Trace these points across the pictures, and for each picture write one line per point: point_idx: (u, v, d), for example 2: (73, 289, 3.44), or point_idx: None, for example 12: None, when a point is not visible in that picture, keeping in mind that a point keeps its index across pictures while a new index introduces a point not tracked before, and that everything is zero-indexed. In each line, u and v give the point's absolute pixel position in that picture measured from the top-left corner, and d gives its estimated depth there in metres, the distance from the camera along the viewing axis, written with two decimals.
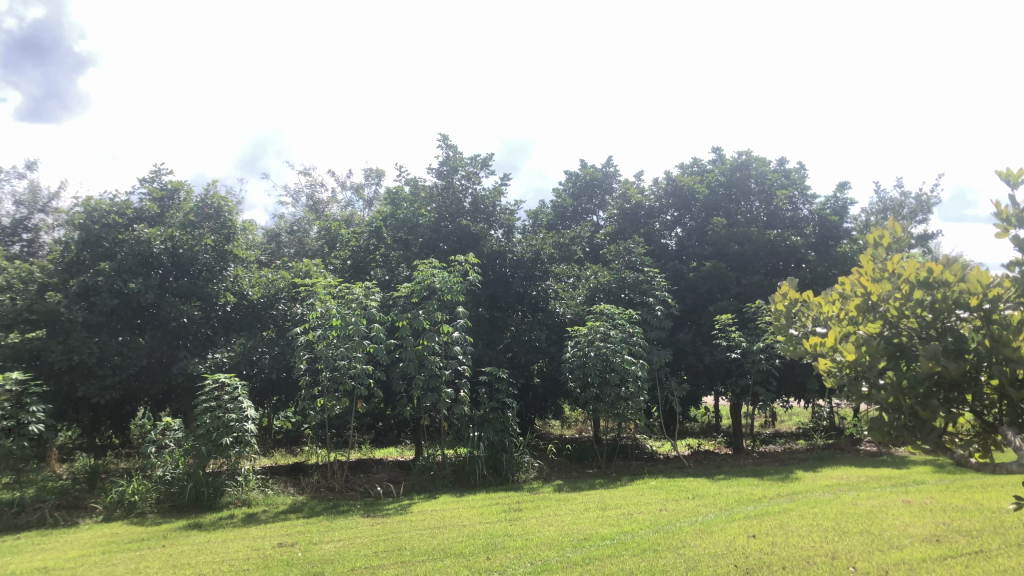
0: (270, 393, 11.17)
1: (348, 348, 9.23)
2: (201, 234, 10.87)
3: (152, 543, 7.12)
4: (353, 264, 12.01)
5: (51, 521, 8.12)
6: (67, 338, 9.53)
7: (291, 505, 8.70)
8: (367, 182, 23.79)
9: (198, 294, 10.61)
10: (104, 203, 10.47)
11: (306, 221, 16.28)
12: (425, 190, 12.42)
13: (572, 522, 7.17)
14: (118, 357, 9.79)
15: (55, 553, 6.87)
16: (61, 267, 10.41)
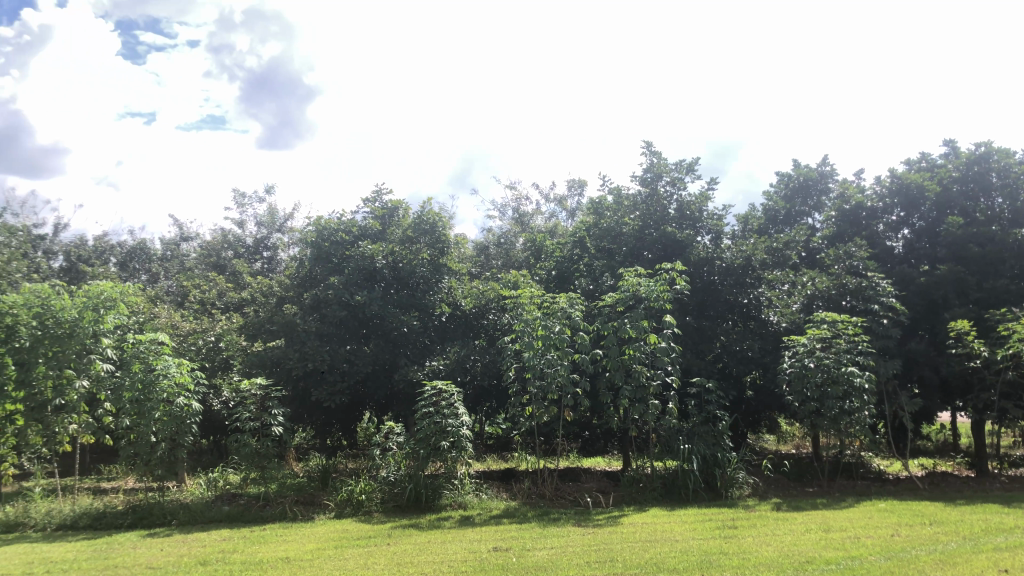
0: (483, 399, 11.53)
1: (556, 358, 9.35)
2: (418, 249, 11.39)
3: (378, 541, 7.58)
4: (557, 274, 12.33)
5: (291, 515, 8.85)
6: (302, 347, 10.44)
7: (505, 510, 8.91)
8: (570, 193, 24.05)
9: (417, 306, 11.17)
10: (332, 222, 11.45)
11: (512, 234, 16.70)
12: (628, 199, 12.27)
13: (792, 543, 6.79)
14: (347, 365, 10.53)
15: (295, 544, 7.48)
16: (297, 282, 11.67)
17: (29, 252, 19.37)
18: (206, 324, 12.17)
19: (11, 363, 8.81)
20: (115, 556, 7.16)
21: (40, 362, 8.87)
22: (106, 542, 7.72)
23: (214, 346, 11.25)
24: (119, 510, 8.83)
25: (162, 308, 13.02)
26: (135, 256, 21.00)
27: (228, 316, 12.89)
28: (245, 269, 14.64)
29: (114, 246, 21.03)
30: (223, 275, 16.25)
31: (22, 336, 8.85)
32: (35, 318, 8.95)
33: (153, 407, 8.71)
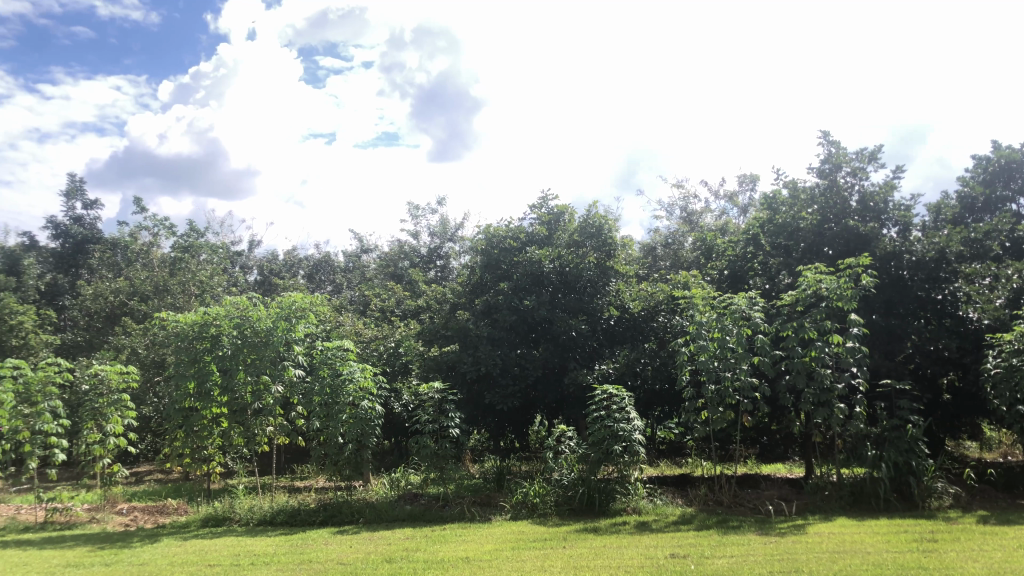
0: (654, 403, 11.34)
1: (732, 361, 9.04)
2: (585, 253, 11.33)
3: (555, 543, 7.63)
4: (730, 274, 11.99)
5: (469, 515, 9.09)
6: (476, 351, 10.74)
7: (681, 516, 8.70)
8: (740, 189, 23.27)
9: (584, 310, 11.14)
10: (500, 230, 11.69)
11: (680, 233, 16.36)
12: (805, 192, 11.69)
13: (1003, 560, 6.19)
14: (518, 369, 10.72)
15: (474, 544, 7.67)
16: (468, 289, 12.11)
17: (229, 268, 21.16)
18: (386, 331, 12.80)
19: (215, 369, 9.61)
20: (309, 550, 7.63)
21: (241, 369, 9.59)
22: (301, 538, 8.26)
23: (395, 352, 11.86)
24: (311, 507, 9.42)
25: (346, 316, 13.80)
26: (320, 269, 22.41)
27: (406, 322, 13.45)
28: (420, 277, 15.23)
29: (302, 260, 22.57)
30: (400, 284, 17.04)
31: (225, 345, 9.61)
32: (235, 328, 9.72)
33: (340, 410, 9.21)
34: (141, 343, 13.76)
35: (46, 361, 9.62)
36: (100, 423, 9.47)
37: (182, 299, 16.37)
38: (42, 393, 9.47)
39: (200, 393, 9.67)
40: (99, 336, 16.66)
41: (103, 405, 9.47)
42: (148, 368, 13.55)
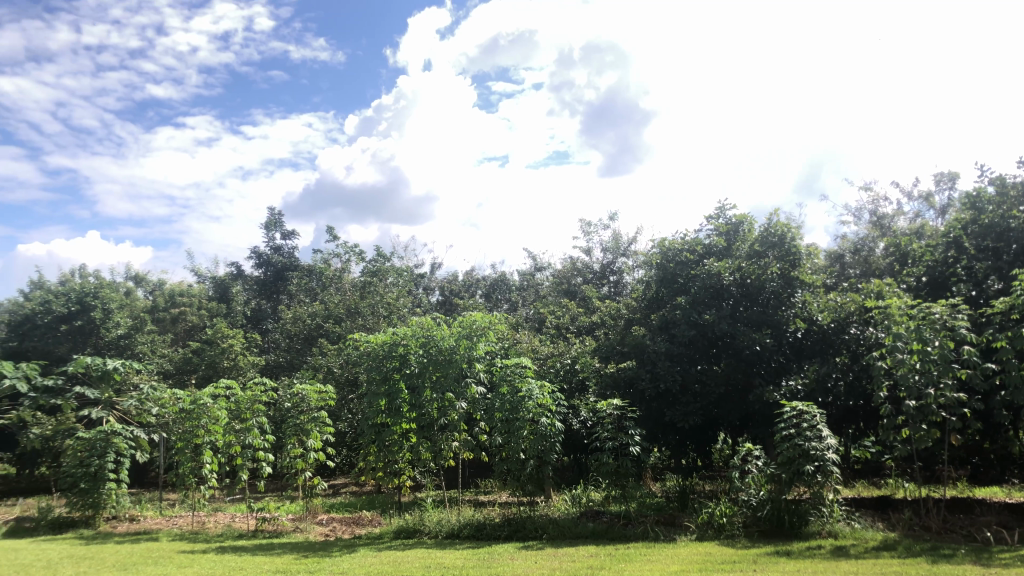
0: (847, 421, 10.71)
1: (936, 374, 8.34)
2: (767, 262, 10.82)
3: (744, 566, 7.33)
4: (930, 281, 11.20)
5: (653, 535, 8.92)
6: (654, 367, 10.68)
7: (883, 542, 8.11)
8: (937, 189, 21.62)
9: (768, 322, 10.56)
10: (676, 242, 11.57)
11: (871, 239, 15.39)
12: (1015, 188, 10.66)
13: None
14: (699, 385, 10.52)
15: (660, 565, 7.51)
16: (645, 304, 12.04)
17: (412, 290, 22.14)
18: (563, 348, 12.91)
19: (403, 387, 10.05)
20: (496, 565, 7.77)
21: (428, 386, 9.97)
22: (487, 552, 8.43)
23: (572, 368, 11.93)
24: (496, 522, 9.60)
25: (523, 334, 14.05)
26: (497, 287, 22.95)
27: (582, 339, 13.49)
28: (595, 294, 15.24)
29: (480, 279, 23.25)
30: (576, 301, 17.14)
31: (413, 363, 10.06)
32: (422, 347, 10.15)
33: (520, 426, 9.33)
34: (336, 362, 14.70)
35: (254, 381, 10.40)
36: (302, 439, 10.12)
37: (371, 320, 17.28)
38: (250, 410, 10.21)
39: (390, 410, 10.15)
40: (298, 356, 17.94)
41: (304, 421, 10.13)
42: (343, 386, 14.43)
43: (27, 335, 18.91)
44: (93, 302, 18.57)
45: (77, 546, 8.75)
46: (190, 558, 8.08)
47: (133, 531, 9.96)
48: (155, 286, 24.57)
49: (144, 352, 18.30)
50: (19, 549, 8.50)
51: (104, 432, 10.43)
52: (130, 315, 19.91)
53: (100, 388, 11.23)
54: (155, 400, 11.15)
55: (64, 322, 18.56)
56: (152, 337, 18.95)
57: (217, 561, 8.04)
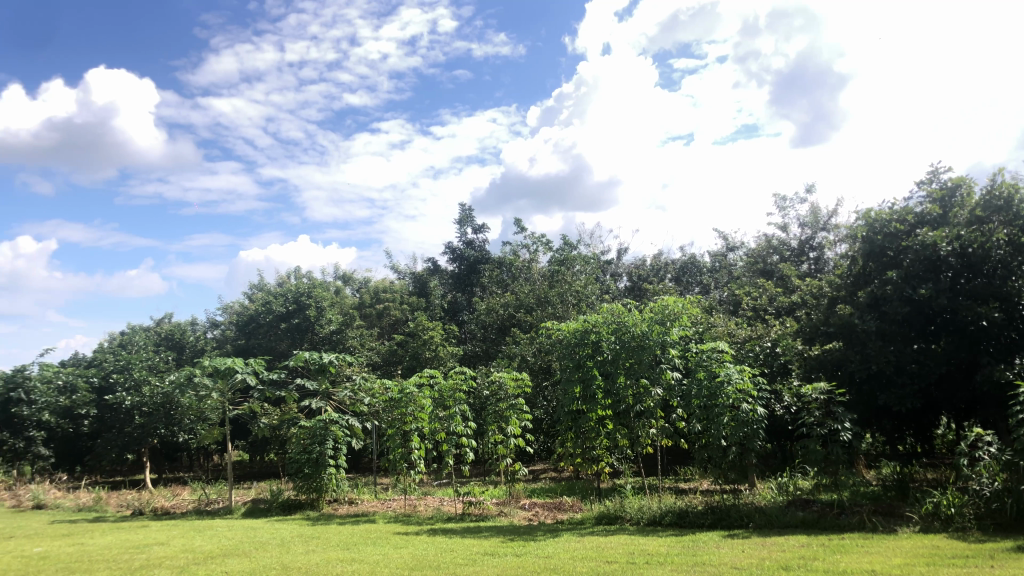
0: None
1: None
2: (991, 228, 9.77)
3: (979, 562, 6.70)
4: None
5: (870, 526, 8.35)
6: (864, 348, 10.03)
7: None
8: None
9: (996, 295, 9.46)
10: (883, 213, 10.78)
11: None
12: None
13: None
14: (916, 365, 9.66)
15: (880, 557, 7.03)
16: (850, 281, 11.33)
17: (601, 277, 22.15)
18: (762, 330, 12.41)
19: (597, 373, 10.06)
20: (702, 553, 7.59)
21: (622, 373, 9.86)
22: (691, 540, 8.26)
23: (772, 352, 11.44)
24: (699, 509, 9.39)
25: (718, 317, 13.65)
26: (687, 270, 22.43)
27: (782, 320, 12.91)
28: (793, 272, 14.53)
29: (669, 263, 22.85)
30: (773, 280, 16.42)
31: (606, 350, 10.05)
32: (614, 334, 10.10)
33: (720, 412, 9.04)
34: (530, 351, 15.00)
35: (455, 371, 10.80)
36: (501, 426, 10.38)
37: (562, 309, 17.42)
38: (453, 398, 10.57)
39: (586, 397, 10.19)
40: (493, 346, 18.47)
41: (503, 408, 10.39)
42: (537, 374, 14.70)
43: (254, 334, 20.78)
44: (308, 301, 20.08)
45: (305, 526, 9.50)
46: (404, 540, 8.53)
47: (353, 513, 10.67)
48: (360, 284, 26.20)
49: (354, 345, 19.55)
50: (257, 528, 9.35)
51: (323, 421, 11.21)
52: (340, 312, 21.35)
53: (318, 380, 12.11)
54: (367, 390, 11.87)
55: (284, 320, 20.19)
56: (360, 332, 20.23)
57: (429, 543, 8.43)
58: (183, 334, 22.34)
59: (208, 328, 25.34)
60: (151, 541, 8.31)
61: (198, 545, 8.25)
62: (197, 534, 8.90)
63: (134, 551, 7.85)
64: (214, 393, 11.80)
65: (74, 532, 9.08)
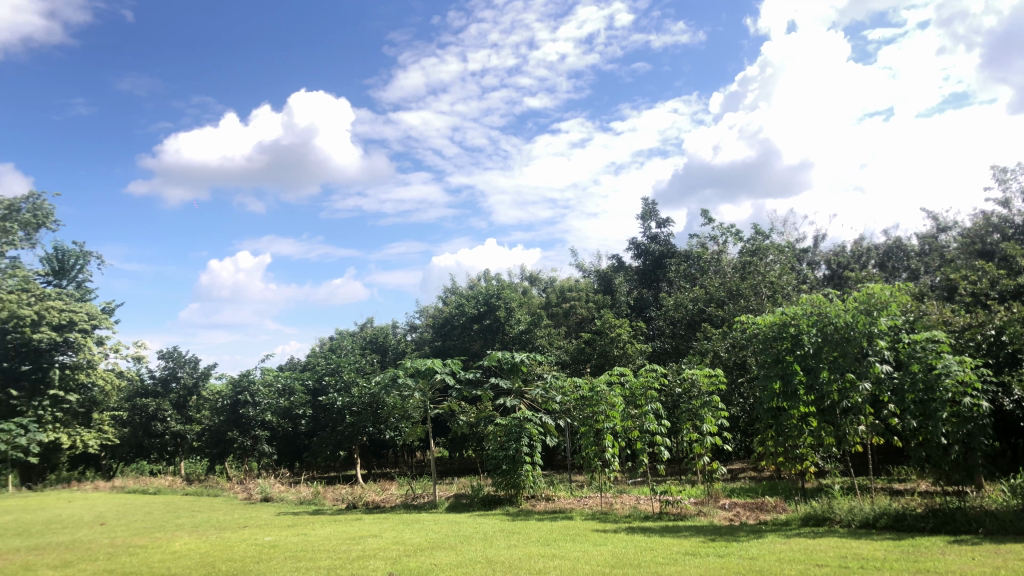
0: None
1: None
2: None
3: None
4: None
5: None
6: None
7: None
8: None
9: None
10: None
11: None
12: None
13: None
14: None
15: None
16: None
17: (796, 266, 21.18)
18: (983, 317, 11.33)
19: (797, 368, 9.62)
20: (925, 559, 7.02)
21: (825, 368, 9.36)
22: (911, 544, 7.67)
23: (998, 340, 10.42)
24: (919, 512, 8.70)
25: (931, 304, 12.63)
26: (893, 255, 21.00)
27: (1007, 305, 11.73)
28: (1019, 251, 13.17)
29: (871, 248, 21.48)
30: (994, 262, 14.99)
31: (806, 343, 9.57)
32: (815, 327, 9.59)
33: (939, 407, 8.32)
34: (722, 346, 14.58)
35: (646, 367, 10.64)
36: (696, 424, 10.13)
37: (754, 301, 16.80)
38: (645, 396, 10.37)
39: (786, 393, 9.83)
40: (684, 342, 18.19)
41: (698, 405, 10.15)
42: (732, 370, 14.30)
43: (449, 336, 21.73)
44: (498, 302, 20.66)
45: (506, 521, 9.75)
46: (604, 538, 8.54)
47: (550, 509, 10.82)
48: (547, 283, 26.60)
49: (543, 344, 19.82)
50: (460, 522, 9.71)
51: (518, 418, 11.43)
52: (528, 312, 21.76)
53: (511, 378, 12.41)
54: (558, 388, 12.00)
55: (476, 321, 20.90)
56: (549, 331, 20.51)
57: (628, 541, 8.38)
58: (385, 338, 23.66)
59: (405, 331, 26.67)
60: (366, 533, 8.84)
61: (408, 537, 8.67)
62: (406, 528, 9.35)
63: (351, 542, 8.37)
64: (417, 392, 12.32)
65: (299, 524, 9.83)
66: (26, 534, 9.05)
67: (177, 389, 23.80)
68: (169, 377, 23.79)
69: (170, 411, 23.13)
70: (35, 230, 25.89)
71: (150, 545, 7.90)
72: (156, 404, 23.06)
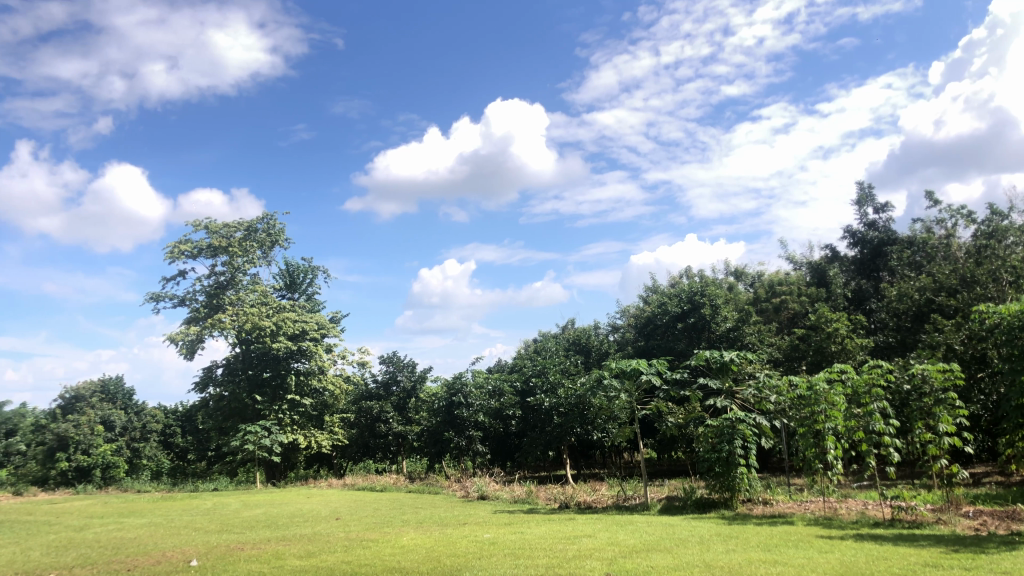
0: None
1: None
2: None
3: None
4: None
5: None
6: None
7: None
8: None
9: None
10: None
11: None
12: None
13: None
14: None
15: None
16: None
17: None
18: None
19: None
20: None
21: None
22: None
23: None
24: None
25: None
26: None
27: None
28: None
29: None
30: None
31: None
32: None
33: None
34: (959, 339, 13.33)
35: (870, 364, 9.95)
36: (930, 423, 9.31)
37: (994, 289, 15.26)
38: (870, 395, 9.72)
39: None
40: (911, 337, 16.86)
41: (932, 404, 9.33)
42: (971, 365, 13.05)
43: (653, 335, 21.60)
44: (702, 300, 20.14)
45: (723, 525, 9.45)
46: (830, 544, 8.06)
47: (769, 514, 10.37)
48: (754, 278, 25.59)
49: (753, 342, 19.04)
50: (676, 525, 9.52)
51: (730, 419, 11.02)
52: (736, 309, 21.03)
53: (720, 378, 12.02)
54: (773, 388, 11.46)
55: (681, 320, 20.63)
56: (759, 328, 19.71)
57: (858, 549, 7.85)
58: (589, 339, 23.78)
59: (609, 332, 26.68)
60: (581, 533, 8.90)
61: (622, 539, 8.64)
62: (620, 529, 9.31)
63: (567, 541, 8.45)
64: (622, 393, 12.24)
65: (515, 522, 10.09)
66: (275, 526, 9.96)
67: (397, 392, 25.18)
68: (389, 380, 25.24)
69: (391, 413, 24.57)
70: (270, 248, 28.44)
71: (380, 539, 8.40)
72: (379, 406, 24.59)
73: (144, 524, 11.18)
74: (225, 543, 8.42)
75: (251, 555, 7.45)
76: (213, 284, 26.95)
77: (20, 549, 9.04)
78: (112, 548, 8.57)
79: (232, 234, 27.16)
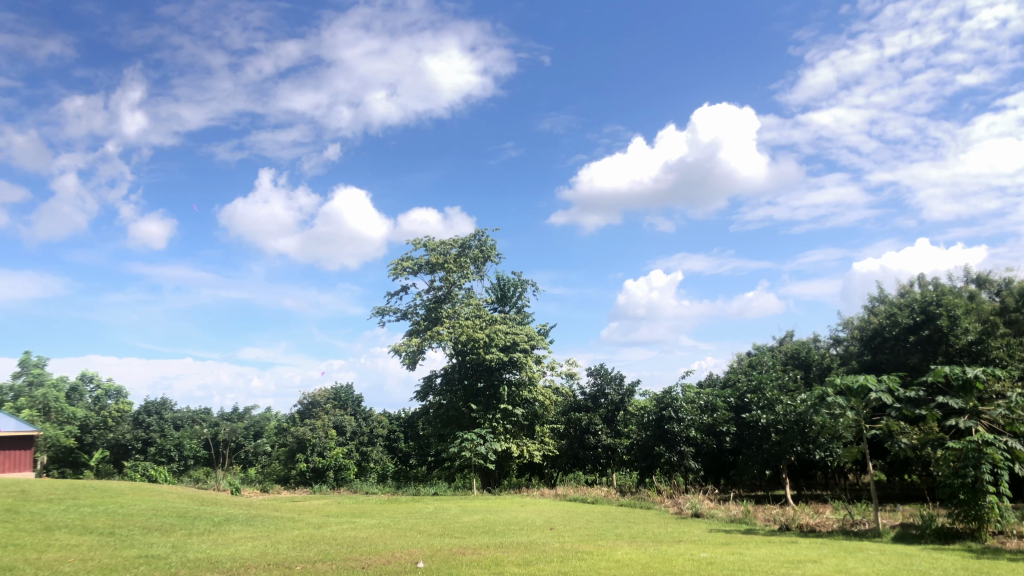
0: None
1: None
2: None
3: None
4: None
5: None
6: None
7: None
8: None
9: None
10: None
11: None
12: None
13: None
14: None
15: None
16: None
17: None
18: None
19: None
20: None
21: None
22: None
23: None
24: None
25: None
26: None
27: None
28: None
29: None
30: None
31: None
32: None
33: None
34: None
35: None
36: None
37: None
38: None
39: None
40: None
41: None
42: None
43: (881, 349, 20.26)
44: (937, 310, 18.41)
45: (970, 559, 8.53)
46: None
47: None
48: (1000, 286, 23.08)
49: (1001, 357, 17.08)
50: (912, 555, 8.76)
51: (975, 443, 9.97)
52: (978, 320, 19.08)
53: (963, 398, 10.91)
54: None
55: (913, 332, 19.13)
56: (1007, 341, 17.73)
57: None
58: (809, 353, 22.48)
59: (831, 345, 25.11)
60: (805, 558, 8.38)
61: (852, 566, 8.03)
62: (849, 555, 8.69)
63: (790, 566, 7.98)
64: (849, 411, 11.45)
65: (733, 542, 9.70)
66: (493, 533, 10.23)
67: (605, 404, 25.09)
68: (598, 393, 25.25)
69: (600, 425, 24.57)
70: (483, 264, 29.43)
71: (595, 552, 8.37)
72: (588, 419, 24.72)
73: (375, 524, 11.92)
74: (448, 547, 8.74)
75: (473, 560, 7.69)
76: (432, 298, 28.46)
77: (271, 542, 9.93)
78: (348, 546, 9.20)
79: (448, 251, 28.56)
